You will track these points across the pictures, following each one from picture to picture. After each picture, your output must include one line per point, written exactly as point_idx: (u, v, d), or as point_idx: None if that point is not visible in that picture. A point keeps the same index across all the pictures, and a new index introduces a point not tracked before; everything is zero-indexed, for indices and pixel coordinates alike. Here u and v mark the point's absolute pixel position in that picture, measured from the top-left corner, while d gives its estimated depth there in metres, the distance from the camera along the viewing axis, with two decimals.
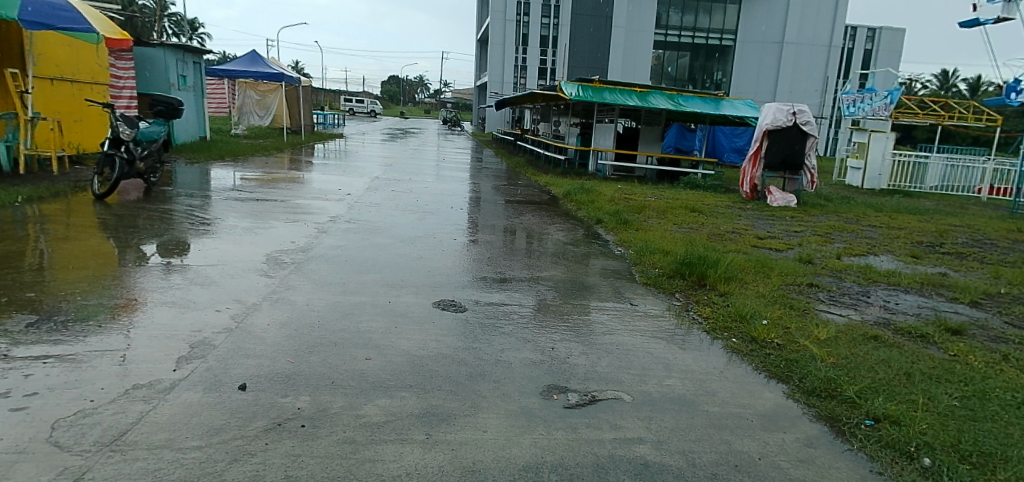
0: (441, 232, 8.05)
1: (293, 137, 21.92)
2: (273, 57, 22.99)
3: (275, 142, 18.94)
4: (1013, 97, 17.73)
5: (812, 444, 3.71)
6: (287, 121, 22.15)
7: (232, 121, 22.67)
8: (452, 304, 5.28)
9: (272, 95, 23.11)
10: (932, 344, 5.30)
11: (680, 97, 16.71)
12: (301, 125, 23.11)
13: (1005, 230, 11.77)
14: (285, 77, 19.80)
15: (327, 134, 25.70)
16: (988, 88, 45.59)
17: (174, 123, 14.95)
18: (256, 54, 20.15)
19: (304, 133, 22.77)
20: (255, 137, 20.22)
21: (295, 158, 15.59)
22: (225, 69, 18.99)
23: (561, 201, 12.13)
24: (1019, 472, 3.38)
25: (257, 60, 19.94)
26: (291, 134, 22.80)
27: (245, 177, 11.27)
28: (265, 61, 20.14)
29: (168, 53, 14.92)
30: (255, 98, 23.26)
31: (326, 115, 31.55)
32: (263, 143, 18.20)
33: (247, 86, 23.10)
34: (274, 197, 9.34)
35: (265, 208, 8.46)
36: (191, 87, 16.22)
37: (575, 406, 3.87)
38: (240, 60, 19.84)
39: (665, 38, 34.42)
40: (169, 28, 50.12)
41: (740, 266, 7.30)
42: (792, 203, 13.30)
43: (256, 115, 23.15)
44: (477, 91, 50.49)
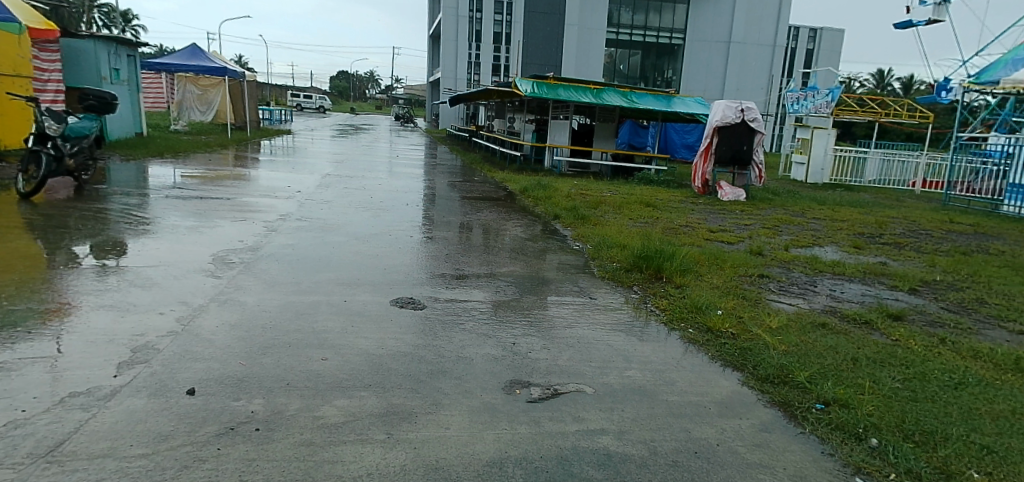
0: (396, 229, 7.93)
1: (237, 134, 20.95)
2: (215, 51, 22.31)
3: (219, 138, 18.43)
4: (944, 95, 18.50)
5: (767, 429, 3.77)
6: (230, 116, 21.09)
7: (171, 116, 21.77)
8: (410, 302, 5.19)
9: (214, 90, 22.40)
10: (875, 330, 5.46)
11: (633, 94, 16.88)
12: (247, 122, 22.43)
13: (940, 221, 12.25)
14: (227, 71, 19.24)
15: (275, 131, 25.13)
16: (921, 86, 47.63)
17: (107, 118, 14.37)
18: (196, 48, 19.54)
19: (248, 131, 21.99)
20: (196, 133, 19.57)
21: (240, 155, 15.03)
22: (163, 63, 18.30)
23: (517, 197, 12.11)
24: (959, 450, 3.50)
25: (198, 53, 19.35)
26: (235, 132, 22.06)
27: (187, 175, 10.91)
28: (207, 55, 19.55)
29: (100, 45, 14.36)
30: (197, 93, 22.33)
31: (272, 110, 30.81)
32: (205, 140, 17.67)
33: (187, 81, 22.08)
34: (219, 196, 9.05)
35: (209, 206, 8.18)
36: (125, 81, 15.61)
37: (537, 400, 3.84)
38: (180, 54, 19.20)
39: (617, 36, 34.70)
40: (99, 19, 48.08)
41: (694, 258, 7.39)
42: (742, 197, 13.57)
43: (197, 110, 22.19)
44: (429, 88, 50.04)
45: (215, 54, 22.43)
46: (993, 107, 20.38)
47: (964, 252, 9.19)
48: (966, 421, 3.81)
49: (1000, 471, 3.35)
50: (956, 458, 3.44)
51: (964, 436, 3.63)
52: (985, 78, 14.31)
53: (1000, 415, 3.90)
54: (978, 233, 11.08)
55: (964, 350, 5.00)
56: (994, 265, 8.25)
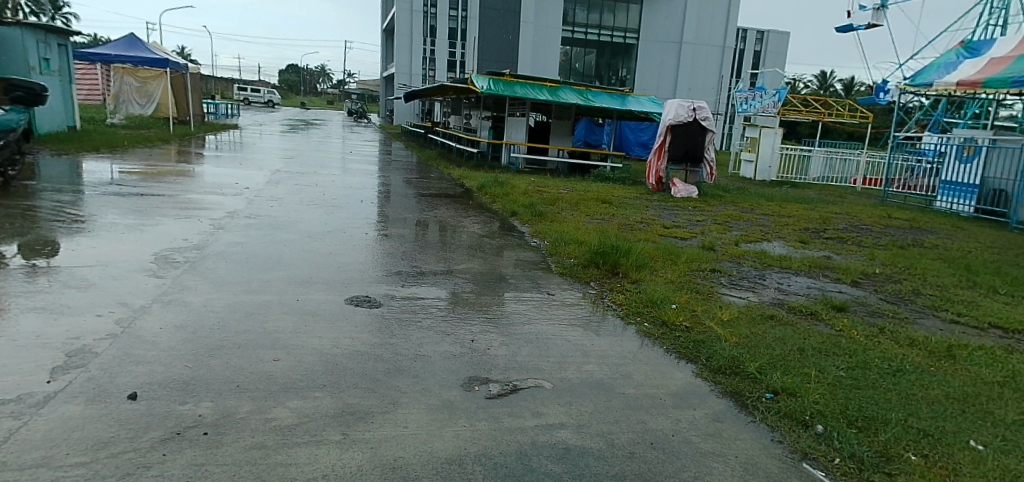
0: (351, 227, 7.78)
1: (179, 128, 20.32)
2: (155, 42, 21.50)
3: (159, 133, 17.80)
4: (882, 97, 19.20)
5: (719, 418, 3.83)
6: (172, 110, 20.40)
7: (105, 110, 20.76)
8: (365, 300, 5.09)
9: (154, 82, 21.37)
10: (820, 321, 5.62)
11: (589, 92, 17.00)
12: (189, 116, 21.79)
13: (879, 216, 12.72)
14: (168, 63, 18.62)
15: (221, 125, 24.41)
16: (861, 87, 49.44)
17: (36, 110, 13.76)
18: (134, 38, 18.84)
19: (191, 126, 21.34)
20: (135, 127, 18.84)
21: (183, 150, 14.54)
22: (98, 53, 17.65)
23: (474, 194, 12.05)
24: (898, 434, 3.62)
25: (136, 44, 18.63)
26: (177, 126, 21.37)
27: (126, 171, 10.50)
28: (146, 45, 18.86)
29: (27, 33, 13.72)
30: (134, 85, 21.31)
31: (216, 104, 29.89)
32: (144, 134, 17.03)
33: (125, 72, 21.08)
34: (160, 192, 8.73)
35: (150, 203, 7.89)
36: (56, 72, 14.96)
37: (496, 396, 3.81)
38: (117, 44, 18.46)
39: (572, 34, 34.72)
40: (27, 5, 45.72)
41: (649, 254, 7.48)
42: (694, 194, 13.83)
43: (135, 103, 21.21)
44: (383, 83, 49.39)
45: (155, 45, 21.63)
46: (926, 108, 21.26)
47: (901, 246, 9.53)
48: (905, 406, 3.94)
49: (936, 453, 3.48)
50: (896, 442, 3.56)
51: (903, 421, 3.76)
52: (919, 81, 14.77)
53: (934, 400, 4.05)
54: (914, 228, 11.53)
55: (902, 338, 5.18)
56: (929, 258, 8.58)
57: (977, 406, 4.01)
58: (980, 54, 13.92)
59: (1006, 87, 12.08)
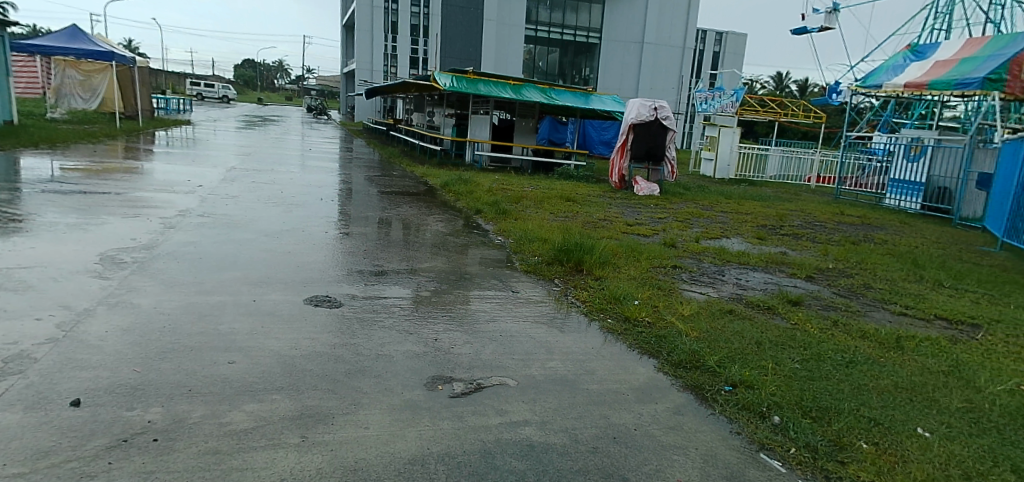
0: (310, 225, 7.63)
1: (126, 124, 19.66)
2: (100, 34, 20.77)
3: (105, 128, 17.21)
4: (835, 97, 19.76)
5: (681, 412, 3.85)
6: (119, 104, 19.62)
7: (46, 104, 19.90)
8: (325, 300, 4.99)
9: (99, 76, 20.64)
10: (777, 315, 5.72)
11: (552, 91, 17.05)
12: (137, 111, 21.11)
13: (833, 213, 13.04)
14: (114, 56, 18.03)
15: (173, 121, 23.73)
16: (814, 88, 50.79)
17: None
18: (76, 29, 18.17)
19: (139, 121, 20.68)
20: (79, 122, 18.16)
21: (131, 147, 14.08)
22: (38, 45, 16.97)
23: (438, 192, 11.97)
24: (849, 423, 3.69)
25: (79, 36, 17.98)
26: (124, 121, 20.68)
27: (68, 167, 10.10)
28: (89, 37, 18.21)
29: None
30: (77, 79, 20.46)
31: (167, 99, 29.02)
32: (90, 129, 16.43)
33: (67, 65, 20.23)
34: (106, 190, 8.42)
35: (95, 202, 7.60)
36: None
37: (460, 395, 3.77)
38: (58, 36, 17.77)
39: (535, 32, 34.75)
40: None
41: (612, 251, 7.52)
42: (656, 192, 13.97)
43: (78, 97, 20.28)
44: (344, 79, 48.68)
45: (101, 37, 20.90)
46: (876, 109, 21.88)
47: (853, 242, 9.77)
48: (856, 396, 4.03)
49: (885, 440, 3.56)
50: (848, 431, 3.63)
51: (855, 411, 3.83)
52: (869, 83, 15.15)
53: (884, 390, 4.15)
54: (865, 224, 11.85)
55: (854, 331, 5.30)
56: (879, 253, 8.81)
57: (924, 395, 4.12)
58: (925, 57, 14.40)
59: (951, 89, 12.52)
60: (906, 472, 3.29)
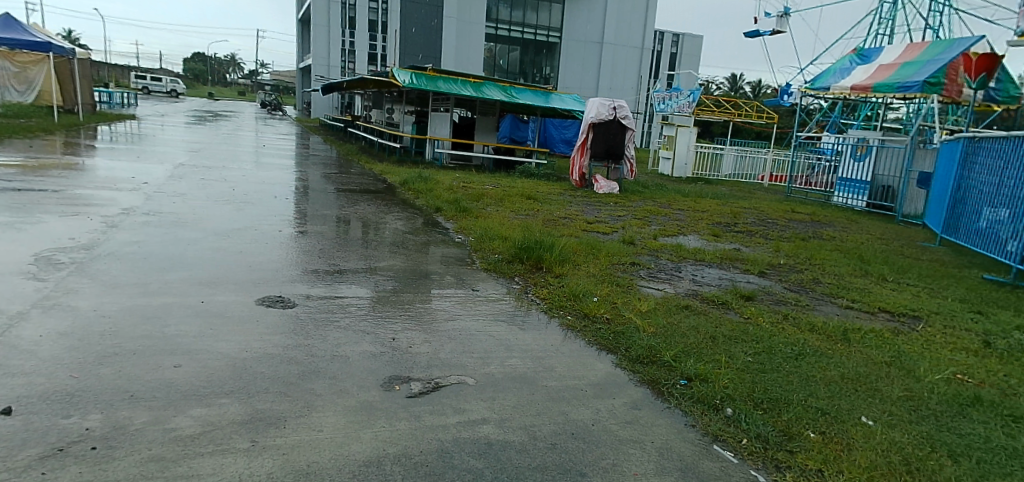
0: (263, 224, 7.46)
1: (66, 118, 18.89)
2: (37, 25, 19.92)
3: (44, 123, 16.50)
4: (786, 99, 20.32)
5: (637, 406, 3.88)
6: (57, 98, 18.83)
7: None
8: (278, 301, 4.87)
9: (35, 68, 19.82)
10: (730, 309, 5.82)
11: (512, 89, 17.02)
12: (77, 104, 20.31)
13: (785, 211, 13.36)
14: (52, 47, 17.32)
15: (117, 116, 22.90)
16: (767, 90, 52.07)
17: None
18: (10, 18, 17.41)
19: (80, 115, 19.89)
20: (15, 116, 17.37)
21: (71, 142, 13.52)
22: None
23: (398, 190, 11.84)
24: (798, 413, 3.78)
25: (13, 26, 17.23)
26: (63, 115, 19.86)
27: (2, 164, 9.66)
28: (24, 27, 17.44)
29: None
30: (12, 71, 19.63)
31: (111, 93, 28.00)
32: (26, 124, 15.73)
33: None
34: (43, 188, 8.07)
35: (31, 200, 7.28)
36: None
37: (417, 395, 3.72)
38: None
39: (496, 31, 34.53)
40: None
41: (572, 248, 7.54)
42: (615, 191, 14.09)
43: (12, 90, 19.42)
44: (300, 75, 47.74)
45: (38, 27, 20.02)
46: (825, 111, 22.53)
47: (803, 238, 10.03)
48: (805, 387, 4.12)
49: (831, 429, 3.65)
50: (797, 421, 3.71)
51: (804, 401, 3.93)
52: (818, 85, 15.51)
53: (832, 380, 4.26)
54: (815, 221, 12.19)
55: (803, 324, 5.43)
56: (828, 249, 9.07)
57: (868, 385, 4.25)
58: (871, 61, 14.84)
59: (893, 91, 12.96)
60: (852, 460, 3.38)
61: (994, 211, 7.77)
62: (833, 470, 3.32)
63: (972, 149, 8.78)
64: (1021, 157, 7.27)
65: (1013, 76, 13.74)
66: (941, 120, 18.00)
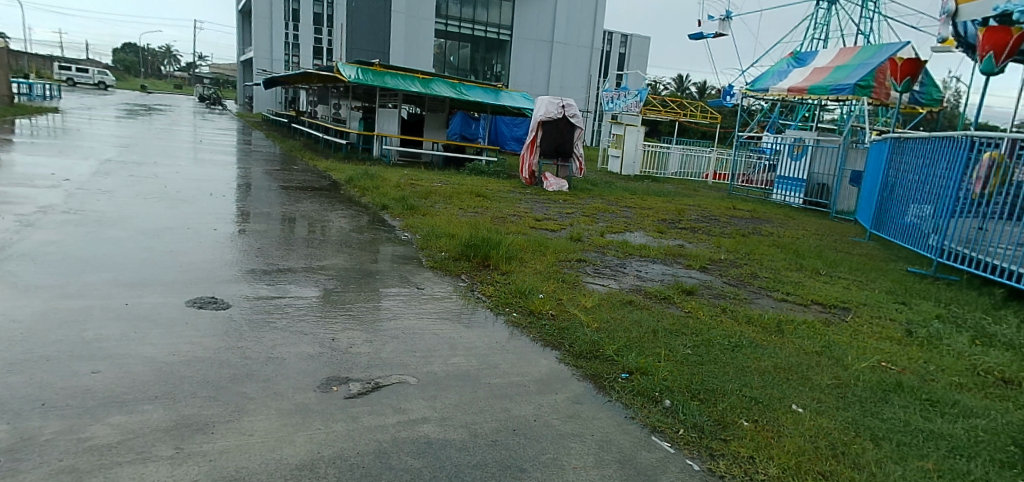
0: (197, 222, 7.21)
1: None
2: None
3: None
4: (729, 100, 20.87)
5: (579, 401, 3.93)
6: None
7: None
8: (211, 301, 4.73)
9: None
10: (672, 304, 5.95)
11: (462, 86, 16.94)
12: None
13: (727, 208, 13.72)
14: None
15: (39, 108, 21.81)
16: (712, 91, 53.48)
17: None
18: None
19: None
20: None
21: None
22: None
23: (343, 187, 11.64)
24: (732, 403, 3.89)
25: None
26: None
27: None
28: None
29: None
30: None
31: (32, 85, 26.61)
32: None
33: None
34: None
35: None
36: None
37: (356, 395, 3.67)
38: None
39: (445, 27, 34.34)
40: None
41: (519, 245, 7.56)
42: (565, 188, 14.18)
43: None
44: (240, 68, 46.33)
45: None
46: (765, 112, 23.23)
47: (744, 234, 10.32)
48: (740, 378, 4.24)
49: (763, 417, 3.77)
50: (731, 410, 3.82)
51: (738, 391, 4.04)
52: (757, 86, 16.00)
53: (765, 371, 4.40)
54: (755, 218, 12.55)
55: (741, 317, 5.59)
56: (766, 244, 9.36)
57: (799, 374, 4.40)
58: (806, 64, 15.38)
59: (826, 94, 13.50)
60: (781, 446, 3.49)
61: (918, 207, 8.15)
62: (764, 456, 3.42)
63: (898, 149, 9.19)
64: (941, 157, 7.65)
65: (935, 80, 14.47)
66: (871, 121, 18.84)
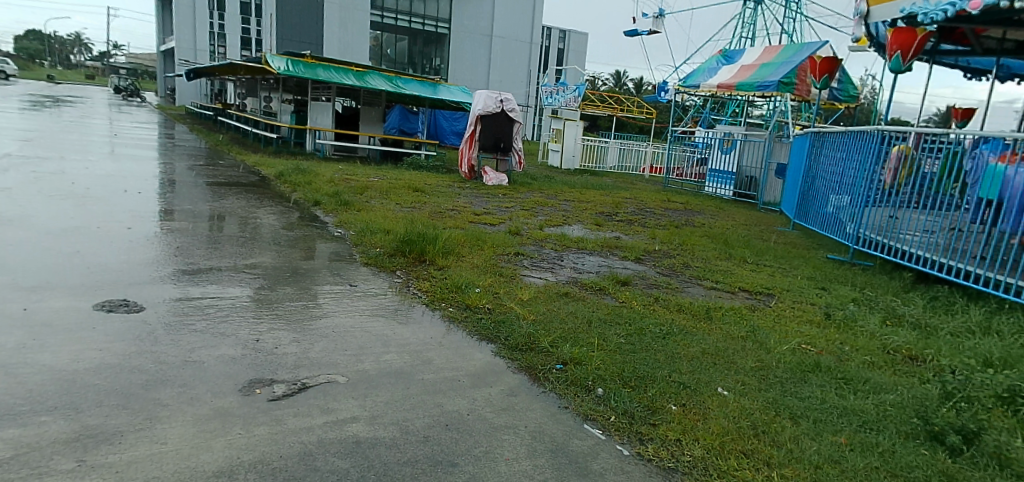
0: (109, 221, 6.84)
1: None
2: None
3: None
4: (664, 95, 21.33)
5: (514, 393, 3.93)
6: None
7: None
8: (122, 304, 4.51)
9: None
10: (607, 294, 6.03)
11: (398, 79, 16.67)
12: None
13: (661, 200, 14.01)
14: None
15: None
16: (648, 87, 54.62)
17: None
18: None
19: None
20: None
21: None
22: None
23: (273, 183, 11.29)
24: (661, 388, 3.97)
25: None
26: None
27: None
28: None
29: None
30: None
31: None
32: None
33: None
34: None
35: None
36: None
37: (281, 397, 3.56)
38: None
39: (382, 19, 33.64)
40: None
41: (457, 240, 7.51)
42: (505, 182, 14.16)
43: None
44: (161, 58, 44.28)
45: None
46: (698, 107, 23.88)
47: (677, 226, 10.57)
48: (670, 364, 4.34)
49: (690, 401, 3.87)
50: (660, 396, 3.90)
51: (668, 377, 4.13)
52: (689, 82, 16.41)
53: (693, 356, 4.51)
54: (688, 210, 12.88)
55: (672, 305, 5.73)
56: (698, 235, 9.62)
57: (725, 358, 4.54)
58: (735, 61, 15.88)
59: (752, 91, 13.98)
60: (708, 428, 3.58)
61: (836, 197, 8.53)
62: (690, 438, 3.50)
63: (818, 142, 9.59)
64: (856, 149, 8.03)
65: (852, 78, 15.18)
66: (795, 117, 19.64)
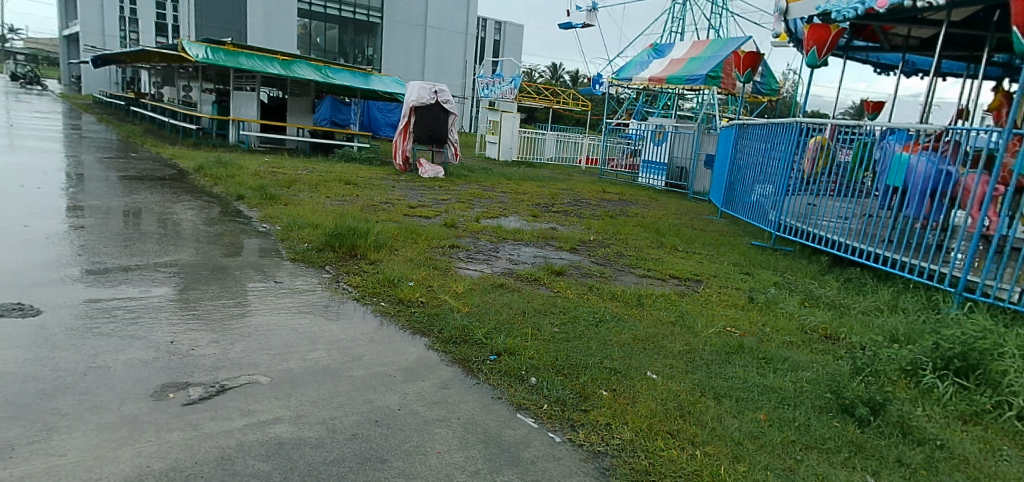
0: (6, 219, 6.37)
1: None
2: None
3: None
4: (598, 88, 21.56)
5: (446, 385, 3.88)
6: None
7: None
8: (17, 309, 4.19)
9: None
10: (542, 285, 6.04)
11: (328, 68, 16.21)
12: None
13: (596, 191, 14.17)
14: None
15: None
16: (583, 79, 55.09)
17: None
18: None
19: None
20: None
21: None
22: None
23: (194, 177, 10.79)
24: (593, 375, 4.00)
25: None
26: None
27: None
28: None
29: None
30: None
31: None
32: None
33: None
34: None
35: None
36: None
37: (197, 401, 3.39)
38: None
39: (310, 6, 32.57)
40: None
41: (390, 234, 7.35)
42: (440, 174, 13.99)
43: None
44: (65, 43, 41.50)
45: None
46: (631, 99, 24.28)
47: (611, 216, 10.71)
48: (601, 350, 4.38)
49: (620, 386, 3.91)
50: (591, 382, 3.93)
51: (600, 363, 4.17)
52: (622, 75, 16.65)
53: (624, 342, 4.56)
54: (622, 200, 13.08)
55: (606, 293, 5.79)
56: (631, 225, 9.77)
57: (655, 343, 4.62)
58: (665, 55, 16.20)
59: (682, 84, 14.32)
60: (636, 411, 3.63)
61: (760, 186, 8.81)
62: (619, 422, 3.53)
63: (743, 133, 9.88)
64: (778, 139, 8.29)
65: (774, 72, 15.68)
66: (723, 109, 20.26)
